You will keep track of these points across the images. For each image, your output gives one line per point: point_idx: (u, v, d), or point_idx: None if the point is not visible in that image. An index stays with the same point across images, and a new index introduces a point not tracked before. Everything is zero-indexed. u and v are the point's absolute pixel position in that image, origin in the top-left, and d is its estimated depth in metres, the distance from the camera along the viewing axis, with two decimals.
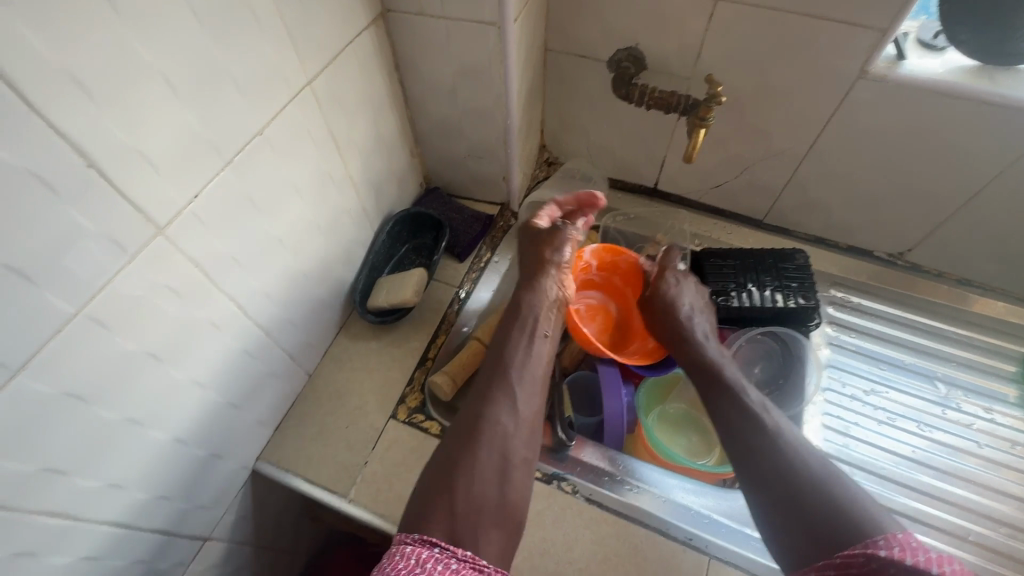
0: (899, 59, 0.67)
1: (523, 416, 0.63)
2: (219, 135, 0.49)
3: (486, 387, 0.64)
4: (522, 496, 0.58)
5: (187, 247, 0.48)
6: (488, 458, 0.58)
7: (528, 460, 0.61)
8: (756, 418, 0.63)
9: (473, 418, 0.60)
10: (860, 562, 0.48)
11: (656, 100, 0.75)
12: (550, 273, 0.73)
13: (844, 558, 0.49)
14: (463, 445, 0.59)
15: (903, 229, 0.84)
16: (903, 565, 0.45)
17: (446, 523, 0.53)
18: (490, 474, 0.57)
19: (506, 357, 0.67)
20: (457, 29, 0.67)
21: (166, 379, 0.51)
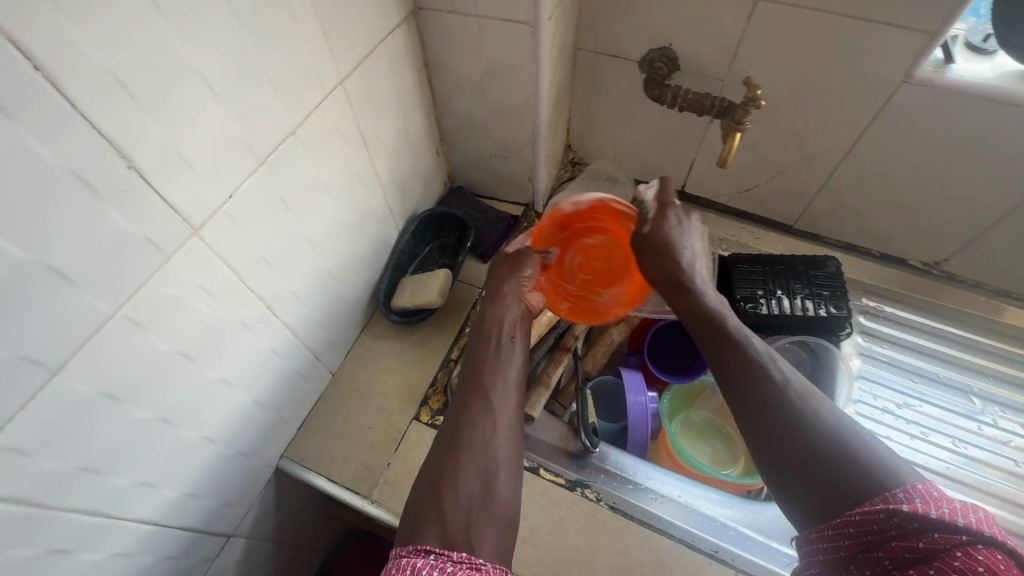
0: (947, 63, 0.65)
1: (503, 417, 0.60)
2: (253, 135, 0.48)
3: (462, 399, 0.61)
4: (513, 497, 0.55)
5: (220, 248, 0.48)
6: (469, 463, 0.55)
7: (512, 458, 0.57)
8: (760, 371, 0.54)
9: (455, 427, 0.58)
10: (880, 518, 0.41)
11: (689, 102, 0.73)
12: (508, 288, 0.71)
13: (861, 515, 0.42)
14: (446, 453, 0.56)
15: (940, 238, 0.82)
16: (931, 520, 0.39)
17: (438, 527, 0.51)
18: (474, 478, 0.54)
19: (481, 365, 0.64)
20: (489, 27, 0.65)
21: (197, 378, 0.51)
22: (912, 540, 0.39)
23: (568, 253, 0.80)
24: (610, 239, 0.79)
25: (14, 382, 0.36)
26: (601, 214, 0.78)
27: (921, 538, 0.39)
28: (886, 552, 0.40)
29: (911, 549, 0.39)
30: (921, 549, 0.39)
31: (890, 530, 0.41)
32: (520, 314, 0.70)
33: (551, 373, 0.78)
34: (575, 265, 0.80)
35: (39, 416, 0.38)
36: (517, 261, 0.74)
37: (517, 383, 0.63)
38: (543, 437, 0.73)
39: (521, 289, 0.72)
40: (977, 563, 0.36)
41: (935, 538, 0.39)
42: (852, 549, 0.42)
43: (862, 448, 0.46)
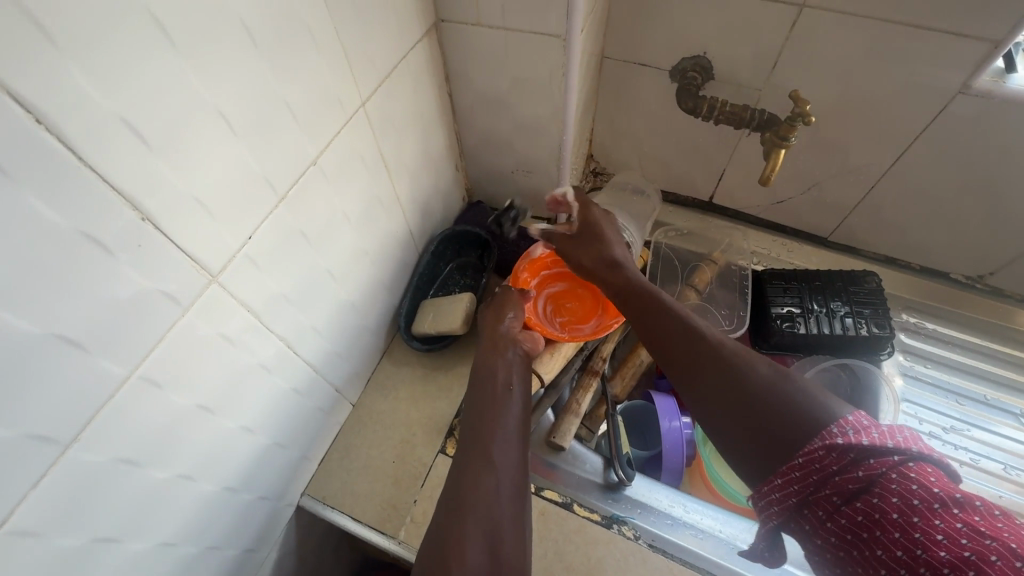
0: (1008, 72, 0.60)
1: (507, 474, 0.55)
2: (273, 170, 0.44)
3: (463, 459, 0.57)
4: (522, 560, 0.50)
5: (239, 292, 0.45)
6: (473, 525, 0.50)
7: (520, 517, 0.53)
8: (694, 335, 0.51)
9: (455, 489, 0.54)
10: (821, 456, 0.38)
11: (727, 115, 0.69)
12: (504, 337, 0.67)
13: (804, 456, 0.39)
14: (450, 517, 0.52)
15: (987, 252, 0.78)
16: (866, 447, 0.37)
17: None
18: (479, 543, 0.49)
19: (474, 420, 0.60)
20: (516, 39, 0.61)
21: (216, 430, 0.48)
22: (853, 471, 0.37)
23: (539, 301, 0.81)
24: (573, 281, 0.83)
25: (24, 462, 0.32)
26: (562, 257, 0.82)
27: (860, 467, 0.37)
28: (833, 489, 0.38)
29: (853, 480, 0.37)
30: (863, 478, 0.37)
31: (832, 465, 0.38)
32: (515, 359, 0.66)
33: (581, 400, 0.74)
34: (548, 310, 0.80)
35: (51, 493, 0.35)
36: (507, 306, 0.71)
37: (520, 435, 0.60)
38: (576, 470, 0.71)
39: (516, 332, 0.68)
40: (913, 484, 0.35)
41: (873, 464, 0.37)
42: (801, 493, 0.39)
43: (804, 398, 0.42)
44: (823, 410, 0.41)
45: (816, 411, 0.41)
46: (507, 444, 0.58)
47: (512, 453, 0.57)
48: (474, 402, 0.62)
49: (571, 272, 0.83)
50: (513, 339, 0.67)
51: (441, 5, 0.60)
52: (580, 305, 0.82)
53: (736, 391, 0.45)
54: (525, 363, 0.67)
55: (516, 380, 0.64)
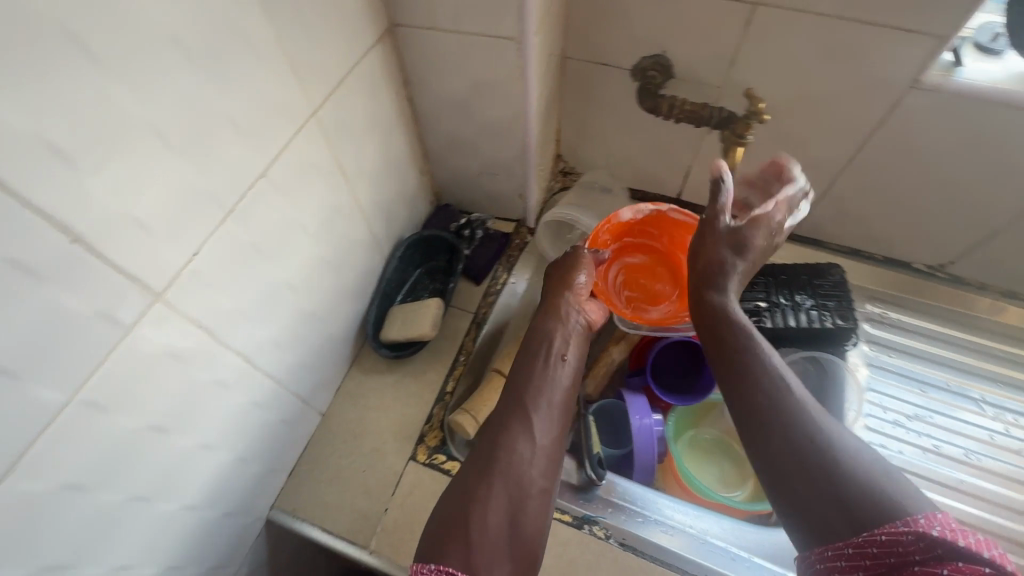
0: (956, 66, 0.61)
1: (542, 443, 0.60)
2: (219, 184, 0.44)
3: (502, 418, 0.62)
4: (538, 528, 0.56)
5: (188, 309, 0.44)
6: (501, 488, 0.56)
7: (546, 488, 0.59)
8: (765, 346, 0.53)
9: (491, 447, 0.59)
10: (906, 541, 0.39)
11: (686, 113, 0.70)
12: (565, 304, 0.70)
13: (886, 534, 0.40)
14: (479, 475, 0.57)
15: (946, 242, 0.79)
16: (959, 549, 0.37)
17: (462, 554, 0.51)
18: (503, 506, 0.55)
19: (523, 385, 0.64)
20: (473, 43, 0.61)
21: (172, 450, 0.47)
22: (936, 567, 0.37)
23: (613, 267, 0.82)
24: (655, 258, 0.83)
25: None
26: (652, 231, 0.82)
27: (946, 566, 0.37)
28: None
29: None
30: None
31: (916, 554, 0.38)
32: (574, 335, 0.69)
33: None
34: (619, 280, 0.81)
35: None
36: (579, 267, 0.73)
37: (559, 405, 0.64)
38: None
39: (580, 301, 0.71)
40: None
41: (961, 567, 0.36)
42: (870, 569, 0.40)
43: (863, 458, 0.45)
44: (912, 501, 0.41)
45: (874, 474, 0.44)
46: (548, 411, 0.63)
47: (552, 422, 0.63)
48: (526, 365, 0.66)
49: (654, 248, 0.83)
50: (578, 309, 0.70)
51: (394, 9, 0.60)
52: (657, 285, 0.82)
53: (777, 393, 0.50)
54: (583, 336, 0.71)
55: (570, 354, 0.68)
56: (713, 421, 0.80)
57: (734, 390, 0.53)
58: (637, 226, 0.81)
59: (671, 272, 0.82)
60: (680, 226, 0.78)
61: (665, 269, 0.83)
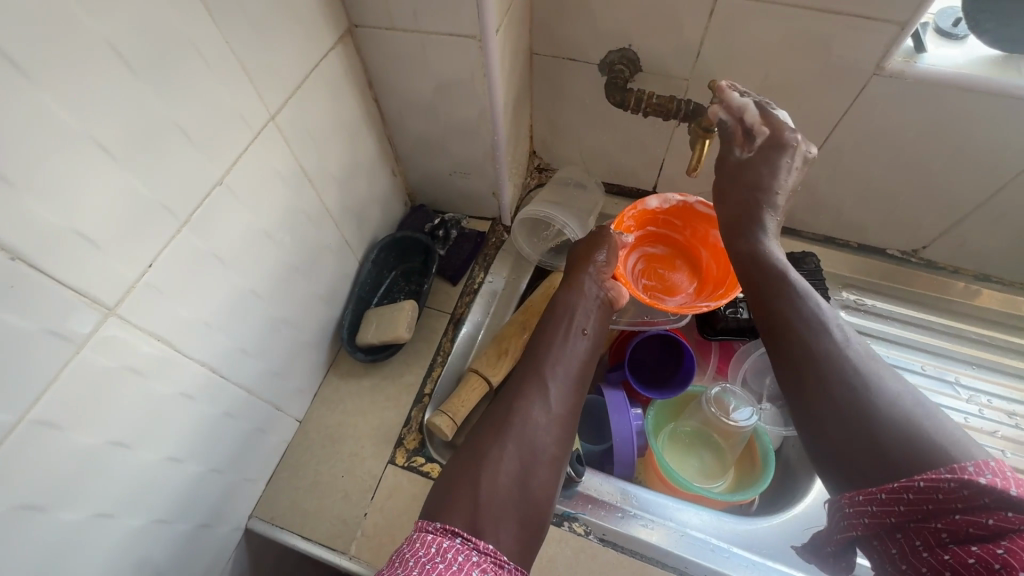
0: (918, 52, 0.61)
1: (557, 412, 0.63)
2: (172, 195, 0.43)
3: (520, 384, 0.64)
4: (547, 494, 0.58)
5: (145, 322, 0.44)
6: (513, 452, 0.58)
7: (558, 458, 0.61)
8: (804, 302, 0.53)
9: (507, 409, 0.62)
10: (947, 489, 0.38)
11: (654, 107, 0.69)
12: (584, 281, 0.72)
13: (926, 483, 0.40)
14: (493, 436, 0.60)
15: (918, 227, 0.80)
16: (1005, 500, 0.36)
17: (468, 513, 0.53)
18: (515, 465, 0.58)
19: (542, 353, 0.67)
20: (435, 42, 0.60)
21: (137, 463, 0.47)
22: (981, 517, 0.37)
23: (633, 255, 0.83)
24: (675, 250, 0.83)
25: None
26: (675, 222, 0.81)
27: (990, 516, 0.37)
28: (946, 524, 0.38)
29: (978, 525, 0.37)
30: (990, 526, 0.37)
31: (956, 502, 0.38)
32: (594, 309, 0.72)
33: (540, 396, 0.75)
34: (638, 268, 0.83)
35: None
36: (601, 245, 0.75)
37: (575, 378, 0.66)
38: None
39: (602, 278, 0.73)
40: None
41: (1007, 517, 0.36)
42: (905, 514, 0.41)
43: (894, 405, 0.45)
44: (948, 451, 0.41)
45: (904, 420, 0.43)
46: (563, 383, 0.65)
47: (568, 393, 0.65)
48: (546, 334, 0.69)
49: (675, 239, 0.83)
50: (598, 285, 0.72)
51: (352, 10, 0.59)
52: (678, 275, 0.83)
53: (803, 340, 0.50)
54: (603, 312, 0.73)
55: (590, 328, 0.70)
56: (692, 412, 0.80)
57: (769, 342, 0.54)
58: (660, 217, 0.80)
59: (691, 264, 0.83)
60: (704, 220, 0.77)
61: (686, 260, 0.83)
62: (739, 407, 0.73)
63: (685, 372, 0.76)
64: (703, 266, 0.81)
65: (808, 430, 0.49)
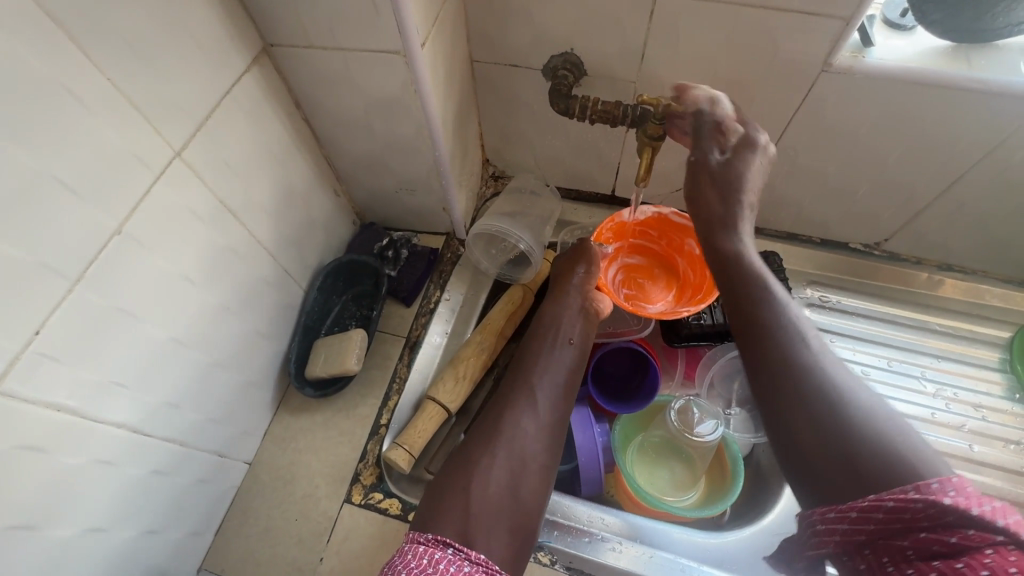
0: (866, 46, 0.59)
1: (546, 421, 0.60)
2: (55, 254, 0.40)
3: (503, 398, 0.62)
4: (538, 502, 0.56)
5: (40, 394, 0.41)
6: (502, 460, 0.56)
7: (547, 467, 0.58)
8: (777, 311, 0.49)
9: (493, 421, 0.59)
10: (915, 508, 0.34)
11: (599, 113, 0.66)
12: (571, 286, 0.70)
13: (894, 502, 0.35)
14: (482, 446, 0.57)
15: (879, 221, 0.78)
16: (971, 517, 0.32)
17: (458, 522, 0.51)
18: (504, 475, 0.55)
19: (528, 360, 0.64)
20: (357, 59, 0.56)
21: (49, 541, 0.44)
22: (945, 535, 0.33)
23: (612, 267, 0.80)
24: (652, 259, 0.80)
25: None
26: (652, 232, 0.79)
27: (955, 534, 0.33)
28: (914, 543, 0.34)
29: (942, 543, 0.33)
30: (954, 544, 0.33)
31: (923, 520, 0.34)
32: (580, 316, 0.69)
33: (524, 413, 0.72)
34: (618, 280, 0.79)
35: None
36: (586, 255, 0.72)
37: (563, 387, 0.63)
38: None
39: (587, 288, 0.70)
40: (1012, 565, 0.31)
41: (970, 536, 0.32)
42: (872, 534, 0.36)
43: (866, 418, 0.41)
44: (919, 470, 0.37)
45: (880, 437, 0.40)
46: (553, 390, 0.62)
47: (558, 402, 0.62)
48: (534, 341, 0.66)
49: (652, 250, 0.80)
50: (586, 295, 0.69)
51: (264, 29, 0.55)
52: (659, 284, 0.79)
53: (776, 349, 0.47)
54: (590, 319, 0.69)
55: (577, 338, 0.67)
56: (661, 421, 0.76)
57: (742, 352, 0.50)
58: (636, 227, 0.78)
59: (669, 273, 0.80)
60: (679, 229, 0.75)
61: (664, 270, 0.80)
62: (702, 421, 0.71)
63: (649, 387, 0.74)
64: (681, 274, 0.79)
65: (780, 443, 0.45)
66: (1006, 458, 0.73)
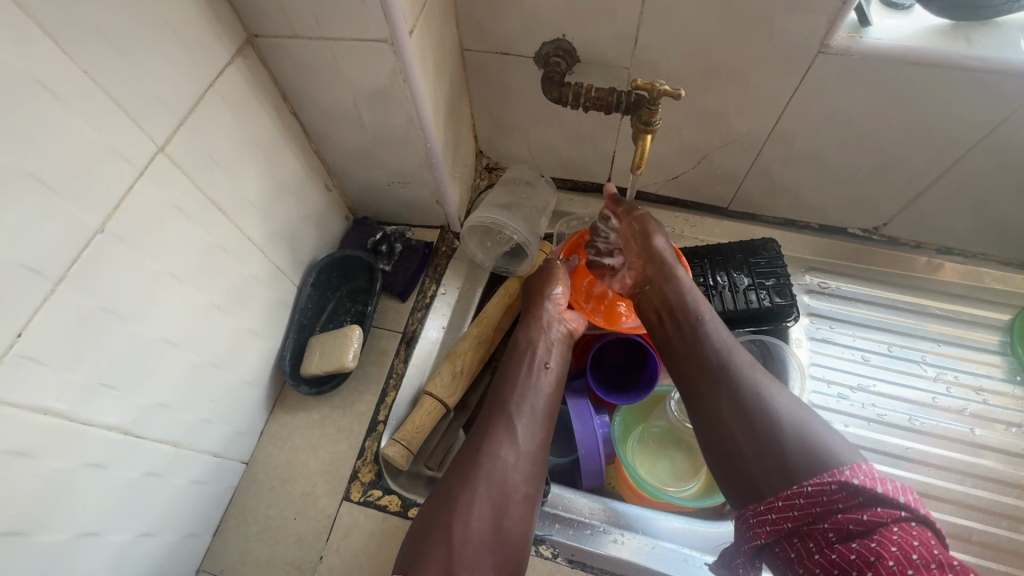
0: (863, 26, 0.58)
1: (527, 448, 0.58)
2: (39, 255, 0.39)
3: (489, 417, 0.60)
4: (523, 534, 0.54)
5: (28, 399, 0.40)
6: (484, 493, 0.54)
7: (531, 495, 0.56)
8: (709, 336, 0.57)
9: (474, 450, 0.57)
10: (830, 491, 0.42)
11: (593, 101, 0.65)
12: (547, 312, 0.68)
13: (813, 487, 0.43)
14: (462, 478, 0.55)
15: (878, 205, 0.77)
16: (876, 495, 0.40)
17: (442, 561, 0.49)
18: (486, 509, 0.53)
19: (505, 388, 0.62)
20: (344, 50, 0.55)
21: (42, 546, 0.43)
22: (857, 513, 0.40)
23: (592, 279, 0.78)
24: None
25: None
26: None
27: (865, 511, 0.40)
28: (831, 524, 0.41)
29: (855, 522, 0.40)
30: (865, 522, 0.40)
31: (838, 503, 0.41)
32: (556, 341, 0.67)
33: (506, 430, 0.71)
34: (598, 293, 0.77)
35: None
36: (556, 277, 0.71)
37: (543, 414, 0.61)
38: None
39: (561, 311, 0.69)
40: (914, 539, 0.38)
41: (878, 513, 0.40)
42: (798, 520, 0.44)
43: (791, 421, 0.48)
44: (830, 459, 0.44)
45: (800, 436, 0.47)
46: (532, 419, 0.60)
47: (537, 429, 0.60)
48: (507, 369, 0.64)
49: None
50: (559, 317, 0.68)
51: (248, 19, 0.53)
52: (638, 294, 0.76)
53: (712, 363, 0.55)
54: (565, 343, 0.68)
55: (553, 361, 0.65)
56: (660, 413, 0.77)
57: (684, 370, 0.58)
58: None
59: None
60: None
61: None
62: None
63: (649, 377, 0.72)
64: None
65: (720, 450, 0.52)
66: (1007, 441, 0.73)
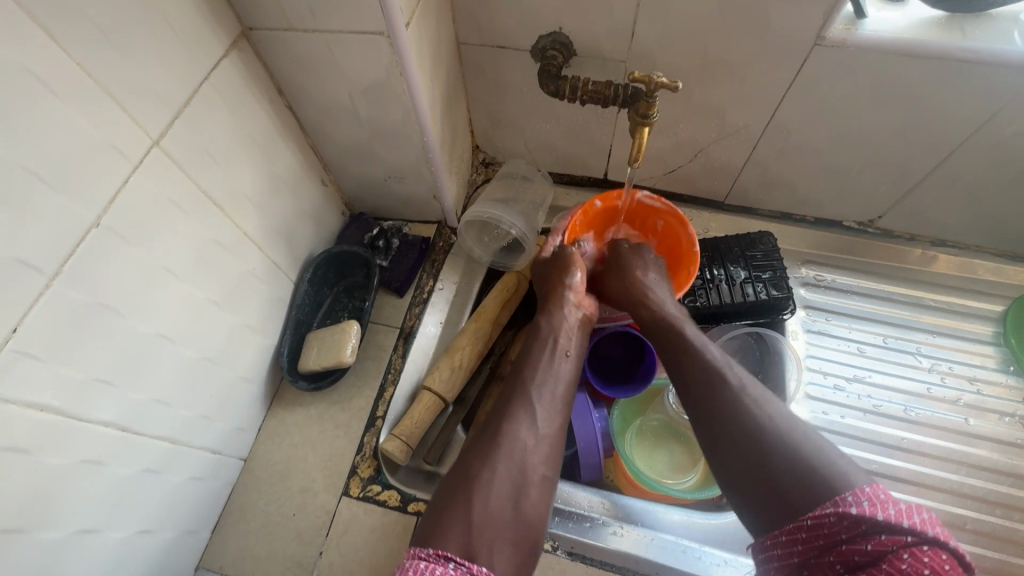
0: (859, 18, 0.58)
1: (546, 432, 0.58)
2: (34, 249, 0.39)
3: (506, 401, 0.60)
4: (539, 516, 0.53)
5: (25, 395, 0.40)
6: (503, 472, 0.53)
7: (548, 477, 0.56)
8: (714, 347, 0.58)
9: (494, 429, 0.57)
10: (831, 522, 0.41)
11: (590, 94, 0.65)
12: (564, 298, 0.68)
13: (813, 520, 0.42)
14: (480, 457, 0.54)
15: (873, 198, 0.78)
16: (879, 523, 0.39)
17: (461, 537, 0.48)
18: (506, 489, 0.52)
19: (524, 371, 0.62)
20: (340, 42, 0.54)
21: (40, 544, 0.43)
22: (861, 543, 0.39)
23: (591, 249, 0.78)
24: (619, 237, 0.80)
25: None
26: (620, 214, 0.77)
27: (869, 541, 0.39)
28: (837, 556, 0.40)
29: (861, 552, 0.39)
30: (870, 552, 0.39)
31: (842, 533, 0.40)
32: (573, 328, 0.67)
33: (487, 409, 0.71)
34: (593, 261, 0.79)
35: None
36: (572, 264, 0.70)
37: (561, 400, 0.61)
38: None
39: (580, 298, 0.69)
40: (924, 566, 0.36)
41: (883, 540, 0.38)
42: (804, 554, 0.42)
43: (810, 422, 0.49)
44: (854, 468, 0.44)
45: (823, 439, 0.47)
46: (550, 402, 0.60)
47: (555, 413, 0.60)
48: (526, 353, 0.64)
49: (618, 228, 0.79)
50: (577, 303, 0.68)
51: (241, 11, 0.53)
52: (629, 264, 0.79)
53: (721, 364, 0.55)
54: (581, 330, 0.68)
55: (573, 350, 0.65)
56: (659, 405, 0.77)
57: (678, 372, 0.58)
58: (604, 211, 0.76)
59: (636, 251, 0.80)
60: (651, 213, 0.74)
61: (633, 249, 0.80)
62: None
63: (645, 372, 0.73)
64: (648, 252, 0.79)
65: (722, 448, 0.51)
66: (1001, 430, 0.73)
